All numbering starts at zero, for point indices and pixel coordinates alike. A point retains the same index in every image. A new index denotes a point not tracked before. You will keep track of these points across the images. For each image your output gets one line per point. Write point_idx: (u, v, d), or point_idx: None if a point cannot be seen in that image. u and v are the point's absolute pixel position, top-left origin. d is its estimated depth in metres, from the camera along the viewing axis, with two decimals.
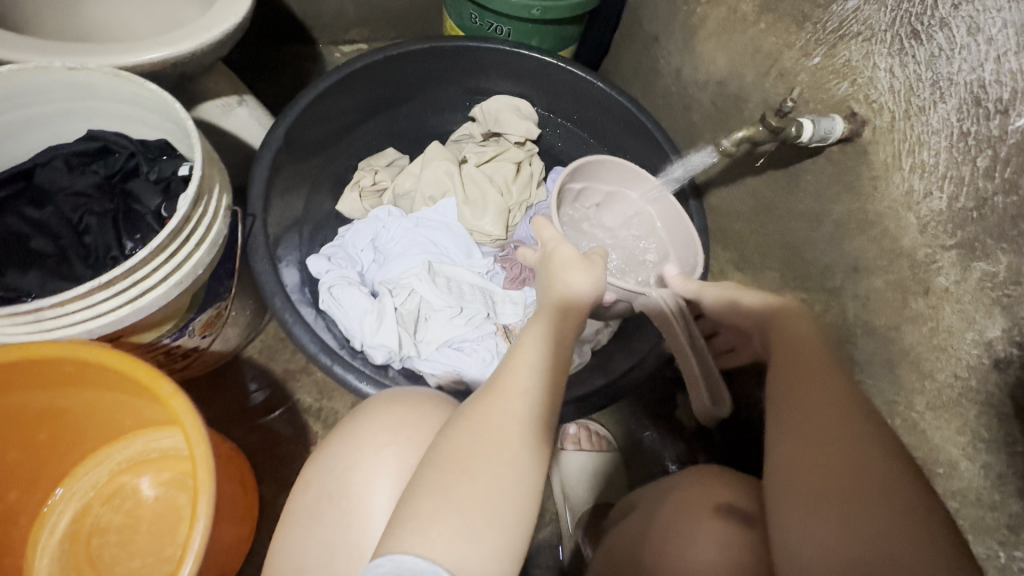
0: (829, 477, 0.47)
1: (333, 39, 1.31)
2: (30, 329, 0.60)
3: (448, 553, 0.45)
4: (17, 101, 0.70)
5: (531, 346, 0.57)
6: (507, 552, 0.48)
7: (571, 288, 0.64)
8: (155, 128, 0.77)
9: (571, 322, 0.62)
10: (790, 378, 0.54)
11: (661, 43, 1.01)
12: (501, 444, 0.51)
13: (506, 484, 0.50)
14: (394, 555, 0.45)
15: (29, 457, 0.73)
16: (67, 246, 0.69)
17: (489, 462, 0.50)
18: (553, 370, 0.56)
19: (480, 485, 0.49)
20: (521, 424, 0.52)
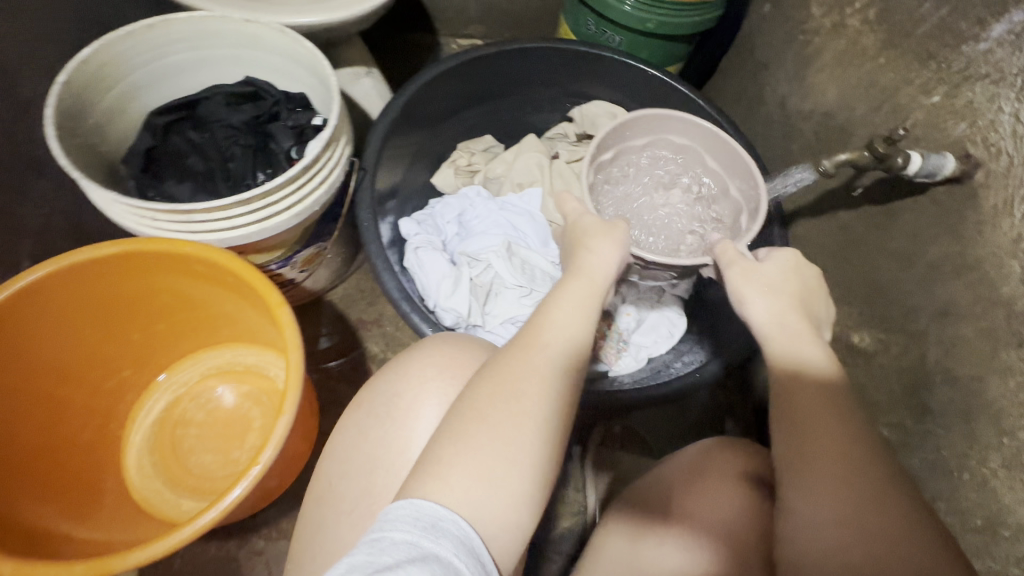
0: (832, 517, 0.48)
1: (452, 32, 1.42)
2: (181, 227, 0.70)
3: (465, 502, 0.48)
4: (203, 42, 0.82)
5: (563, 309, 0.59)
6: (522, 503, 0.51)
7: (600, 259, 0.64)
8: (299, 82, 0.88)
9: (594, 293, 0.62)
10: (786, 417, 0.53)
11: (771, 71, 1.02)
12: (522, 398, 0.53)
13: (525, 434, 0.52)
14: (414, 501, 0.48)
15: (146, 341, 0.85)
16: (213, 167, 0.80)
17: (508, 413, 0.52)
18: (579, 336, 0.59)
19: (502, 435, 0.52)
20: (545, 379, 0.55)
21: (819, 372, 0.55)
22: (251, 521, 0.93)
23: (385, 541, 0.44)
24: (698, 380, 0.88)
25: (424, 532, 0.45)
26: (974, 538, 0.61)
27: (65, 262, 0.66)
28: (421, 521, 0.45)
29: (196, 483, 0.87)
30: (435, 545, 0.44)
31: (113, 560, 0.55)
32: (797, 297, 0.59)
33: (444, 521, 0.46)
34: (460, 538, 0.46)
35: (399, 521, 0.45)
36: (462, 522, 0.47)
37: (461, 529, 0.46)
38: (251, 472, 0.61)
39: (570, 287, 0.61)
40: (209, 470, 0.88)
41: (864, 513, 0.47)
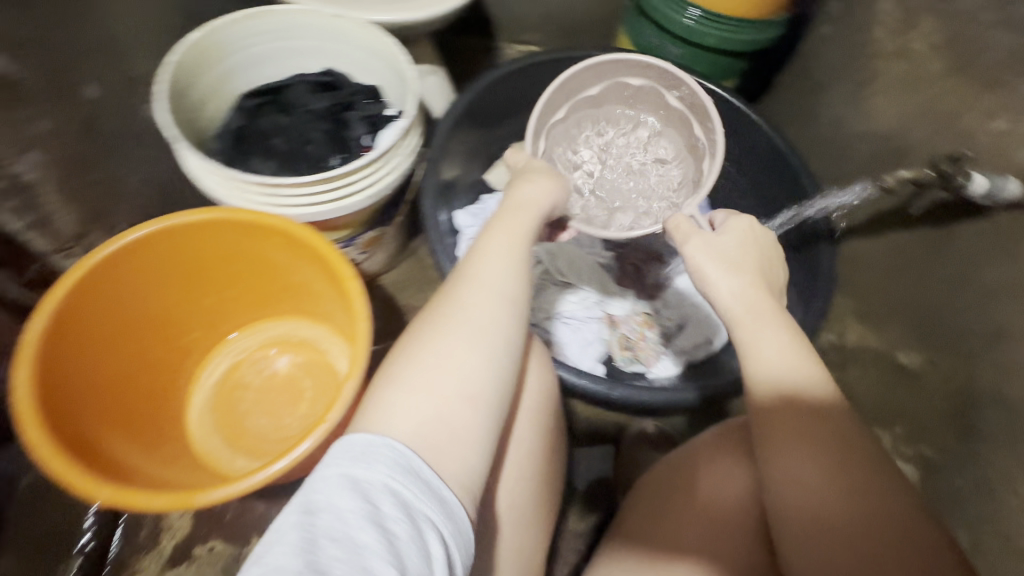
0: (804, 495, 0.52)
1: (511, 39, 1.47)
2: (265, 200, 0.76)
3: (405, 425, 0.49)
4: (292, 34, 0.88)
5: (487, 242, 0.60)
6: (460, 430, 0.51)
7: (522, 193, 0.65)
8: (375, 75, 0.92)
9: (524, 224, 0.62)
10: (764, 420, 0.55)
11: (825, 91, 1.04)
12: (454, 325, 0.55)
13: (469, 360, 0.53)
14: (348, 437, 0.48)
15: (214, 306, 0.88)
16: (293, 150, 0.86)
17: (450, 341, 0.54)
18: (509, 261, 0.59)
19: (447, 364, 0.53)
20: (484, 303, 0.56)
21: (786, 344, 0.56)
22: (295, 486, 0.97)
23: (319, 477, 0.44)
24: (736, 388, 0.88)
25: (355, 461, 0.45)
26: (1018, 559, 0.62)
27: (170, 222, 0.73)
28: (351, 452, 0.46)
29: (251, 445, 0.89)
30: (365, 471, 0.44)
31: (197, 494, 0.59)
32: (755, 265, 0.61)
33: (377, 447, 0.46)
34: (394, 460, 0.46)
35: (332, 460, 0.45)
36: (390, 446, 0.47)
37: (396, 450, 0.47)
38: (320, 428, 0.65)
39: (494, 225, 0.62)
40: (264, 434, 0.90)
41: (831, 479, 0.51)
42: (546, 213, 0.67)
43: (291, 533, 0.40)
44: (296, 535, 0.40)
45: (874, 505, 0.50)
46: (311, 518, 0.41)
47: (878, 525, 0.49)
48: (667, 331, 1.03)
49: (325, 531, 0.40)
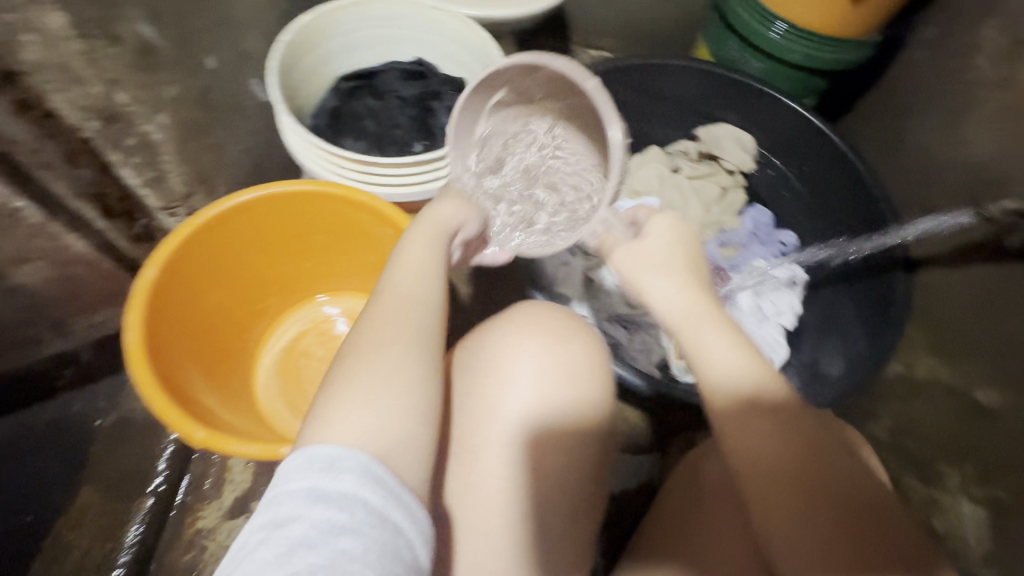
0: (748, 451, 0.51)
1: (584, 42, 1.48)
2: (357, 176, 0.80)
3: (352, 430, 0.47)
4: (392, 23, 0.93)
5: (402, 261, 0.60)
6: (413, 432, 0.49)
7: (434, 211, 0.65)
8: (464, 68, 0.95)
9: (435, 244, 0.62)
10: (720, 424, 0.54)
11: (913, 117, 1.02)
12: (385, 336, 0.53)
13: (408, 375, 0.51)
14: (305, 447, 0.46)
15: (289, 272, 0.91)
16: (382, 132, 0.90)
17: (368, 346, 0.52)
18: (430, 271, 0.59)
19: (365, 365, 0.51)
20: (404, 308, 0.55)
21: (732, 361, 0.55)
22: None
23: (282, 494, 0.43)
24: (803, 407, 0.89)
25: (320, 473, 0.43)
26: None
27: (268, 191, 0.77)
28: (316, 465, 0.44)
29: None
30: (335, 483, 0.43)
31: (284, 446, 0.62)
32: (691, 266, 0.61)
33: (341, 459, 0.44)
34: (360, 467, 0.44)
35: (292, 474, 0.44)
36: (359, 453, 0.45)
37: (361, 460, 0.44)
38: None
39: (407, 247, 0.61)
40: None
41: (772, 434, 0.51)
42: (463, 235, 0.67)
43: (262, 546, 0.41)
44: (265, 550, 0.41)
45: (821, 460, 0.50)
46: (277, 533, 0.41)
47: (836, 497, 0.49)
48: None
49: (300, 541, 0.41)
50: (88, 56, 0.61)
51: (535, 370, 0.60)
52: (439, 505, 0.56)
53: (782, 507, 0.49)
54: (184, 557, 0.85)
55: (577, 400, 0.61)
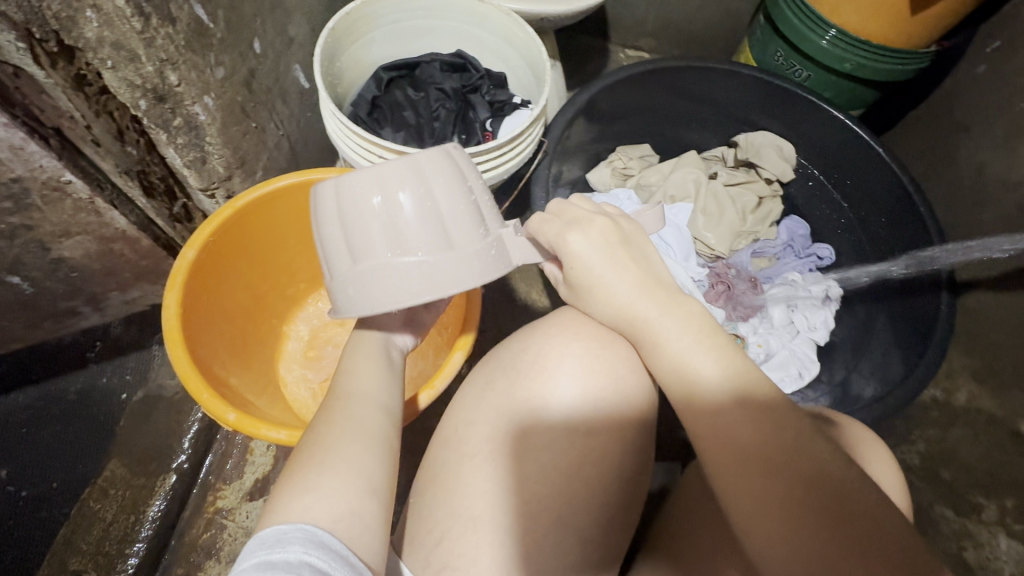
0: (723, 437, 0.51)
1: (623, 41, 1.46)
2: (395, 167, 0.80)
3: (313, 505, 0.46)
4: (436, 13, 0.92)
5: (348, 356, 0.60)
6: (376, 490, 0.49)
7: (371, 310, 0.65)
8: (504, 63, 0.95)
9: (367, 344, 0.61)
10: (693, 426, 0.53)
11: (971, 134, 0.97)
12: (334, 424, 0.52)
13: (364, 456, 0.51)
14: (259, 532, 0.45)
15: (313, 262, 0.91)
16: (422, 123, 0.90)
17: (316, 438, 0.51)
18: (385, 367, 0.59)
19: (316, 450, 0.50)
20: (345, 400, 0.55)
21: (688, 385, 0.54)
22: None
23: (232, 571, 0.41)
24: None
25: (269, 547, 0.42)
26: None
27: (306, 178, 0.77)
28: (264, 542, 0.43)
29: None
30: (284, 552, 0.42)
31: None
32: (608, 244, 0.61)
33: (289, 533, 0.43)
34: (307, 538, 0.43)
35: (242, 553, 0.42)
36: (306, 526, 0.44)
37: (308, 532, 0.44)
38: (430, 391, 0.71)
39: (352, 346, 0.62)
40: None
41: (741, 427, 0.51)
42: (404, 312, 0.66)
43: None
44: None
45: (793, 440, 0.49)
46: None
47: (814, 483, 0.47)
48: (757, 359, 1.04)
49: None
50: (144, 35, 0.57)
51: (581, 371, 0.59)
52: (473, 507, 0.56)
53: (766, 509, 0.47)
54: (203, 535, 0.86)
55: (623, 409, 0.59)
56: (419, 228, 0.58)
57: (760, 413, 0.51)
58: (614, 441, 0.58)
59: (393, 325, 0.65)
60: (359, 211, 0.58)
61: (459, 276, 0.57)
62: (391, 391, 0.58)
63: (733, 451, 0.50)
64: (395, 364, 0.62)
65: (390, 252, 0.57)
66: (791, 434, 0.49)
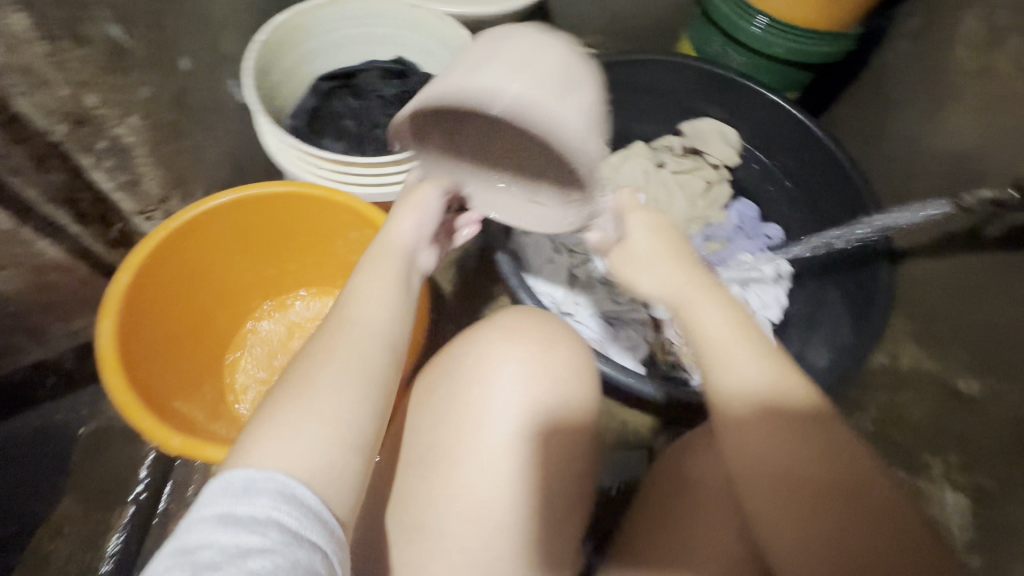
0: (771, 458, 0.46)
1: None
2: (336, 177, 0.79)
3: (279, 453, 0.43)
4: (371, 21, 0.92)
5: (359, 276, 0.56)
6: (354, 444, 0.46)
7: (394, 224, 0.60)
8: (445, 66, 0.95)
9: (384, 259, 0.58)
10: (737, 432, 0.49)
11: (899, 108, 1.00)
12: (333, 355, 0.49)
13: (351, 397, 0.47)
14: (223, 473, 0.43)
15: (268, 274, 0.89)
16: (363, 131, 0.89)
17: (306, 370, 0.48)
18: (397, 290, 0.56)
19: (303, 384, 0.47)
20: (345, 330, 0.51)
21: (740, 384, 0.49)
22: None
23: (194, 522, 0.40)
24: None
25: (236, 497, 0.40)
26: None
27: (244, 193, 0.76)
28: (230, 489, 0.41)
29: None
30: (250, 505, 0.40)
31: None
32: (669, 234, 0.60)
33: (256, 481, 0.41)
34: (279, 488, 0.41)
35: (206, 500, 0.40)
36: (281, 475, 0.42)
37: (278, 482, 0.42)
38: None
39: (361, 262, 0.58)
40: None
41: (764, 423, 0.48)
42: (431, 234, 0.63)
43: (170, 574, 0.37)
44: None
45: (813, 438, 0.46)
46: (190, 559, 0.38)
47: (864, 513, 0.43)
48: None
49: (211, 566, 0.37)
50: (53, 58, 0.58)
51: (523, 375, 0.60)
52: (421, 515, 0.55)
53: (806, 536, 0.44)
54: None
55: (564, 408, 0.60)
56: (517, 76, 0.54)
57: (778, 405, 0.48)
58: (562, 438, 0.59)
59: (419, 244, 0.61)
60: (496, 62, 0.55)
61: (563, 133, 0.53)
62: (397, 325, 0.54)
63: (786, 479, 0.45)
64: (411, 286, 0.58)
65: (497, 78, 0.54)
66: (813, 433, 0.47)
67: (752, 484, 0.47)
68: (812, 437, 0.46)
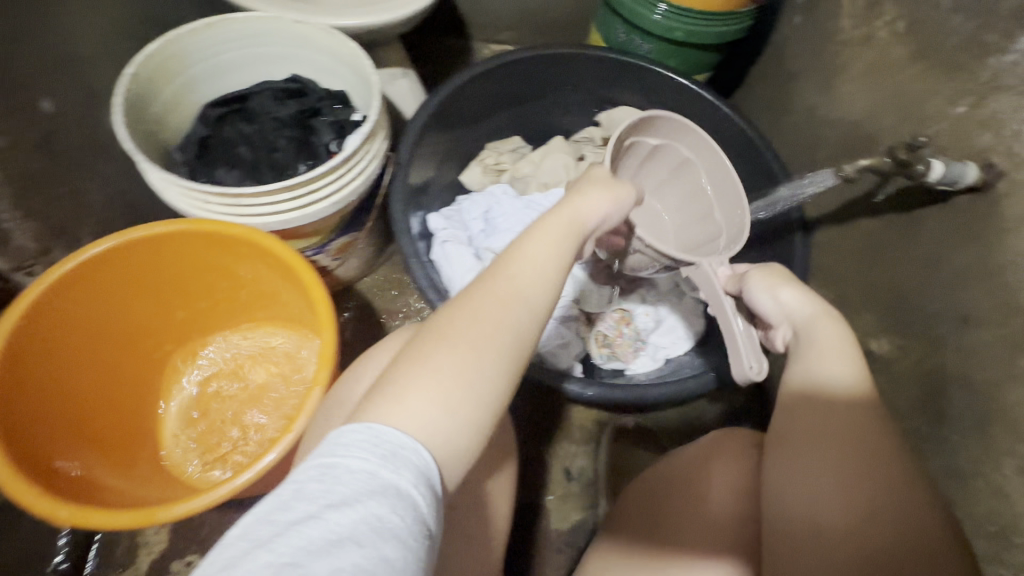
0: (841, 475, 0.53)
1: (486, 37, 1.45)
2: (229, 211, 0.75)
3: (412, 417, 0.46)
4: (256, 40, 0.88)
5: (532, 245, 0.56)
6: (473, 429, 0.49)
7: (586, 199, 0.60)
8: (341, 79, 0.92)
9: (572, 241, 0.58)
10: (815, 443, 0.55)
11: (799, 81, 1.02)
12: (477, 324, 0.51)
13: (487, 370, 0.50)
14: (369, 423, 0.46)
15: (185, 316, 0.87)
16: (259, 156, 0.86)
17: (468, 332, 0.50)
18: (552, 262, 0.56)
19: (460, 349, 0.49)
20: (513, 307, 0.52)
21: (852, 406, 0.54)
22: None
23: (338, 468, 0.42)
24: (705, 384, 0.88)
25: (383, 460, 0.43)
26: (987, 545, 0.62)
27: (126, 238, 0.72)
28: (378, 448, 0.44)
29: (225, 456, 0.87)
30: (393, 476, 0.43)
31: (160, 510, 0.61)
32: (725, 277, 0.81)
33: (404, 449, 0.45)
34: (420, 467, 0.44)
35: (356, 448, 0.43)
36: (425, 451, 0.46)
37: (421, 459, 0.45)
38: (286, 440, 0.66)
39: (541, 225, 0.58)
40: (236, 446, 0.87)
41: (830, 445, 0.54)
42: (606, 229, 0.64)
43: (311, 522, 0.38)
44: (315, 528, 0.38)
45: (883, 481, 0.52)
46: (335, 513, 0.39)
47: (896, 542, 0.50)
48: (644, 326, 1.04)
49: (352, 532, 0.38)
50: None
51: None
52: None
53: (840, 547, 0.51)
54: None
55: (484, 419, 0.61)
56: (709, 159, 0.88)
57: (862, 440, 0.53)
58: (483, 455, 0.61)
59: (594, 232, 0.62)
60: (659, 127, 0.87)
61: (715, 163, 0.88)
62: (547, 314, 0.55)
63: (842, 493, 0.52)
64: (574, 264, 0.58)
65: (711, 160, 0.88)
66: (886, 482, 0.51)
67: (797, 488, 0.55)
68: (884, 479, 0.51)
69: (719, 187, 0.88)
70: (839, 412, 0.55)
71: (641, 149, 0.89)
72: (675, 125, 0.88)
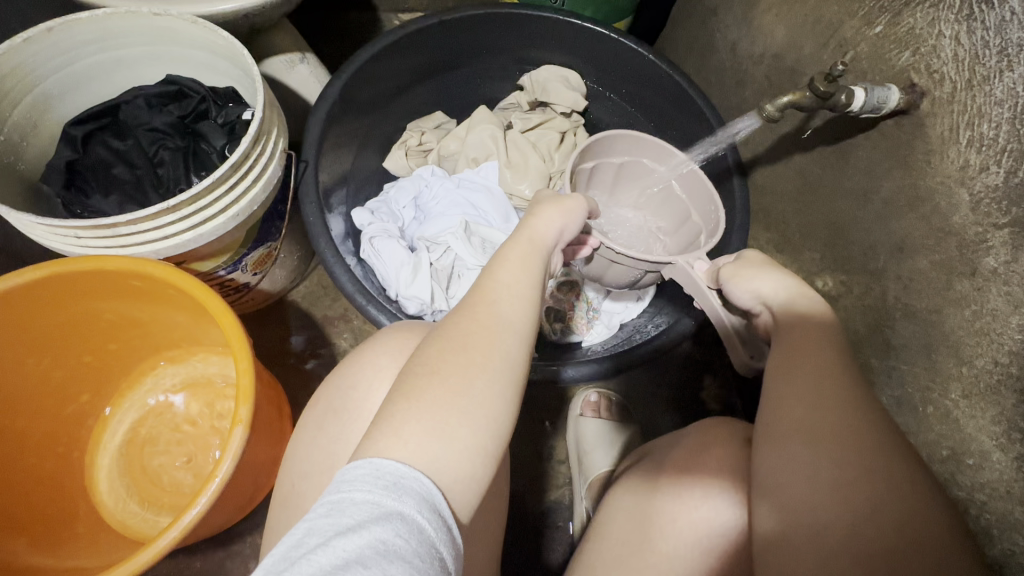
0: (837, 431, 0.48)
1: (393, 7, 1.35)
2: (110, 243, 0.66)
3: (409, 443, 0.42)
4: (113, 42, 0.77)
5: (503, 262, 0.54)
6: (478, 448, 0.44)
7: (542, 219, 0.60)
8: (225, 76, 0.83)
9: (538, 256, 0.56)
10: (806, 397, 0.50)
11: (719, 16, 0.97)
12: (466, 346, 0.47)
13: (478, 390, 0.46)
14: (368, 458, 0.41)
15: (98, 363, 0.81)
16: (143, 175, 0.77)
17: (461, 362, 0.46)
18: (527, 273, 0.54)
19: (451, 383, 0.45)
20: (499, 332, 0.49)
21: (834, 360, 0.51)
22: (234, 531, 0.92)
23: (344, 503, 0.37)
24: (663, 343, 0.86)
25: (386, 491, 0.38)
26: (942, 468, 0.62)
27: None
28: (381, 479, 0.39)
29: (168, 498, 0.83)
30: (397, 503, 0.38)
31: None
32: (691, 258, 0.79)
33: (406, 479, 0.40)
34: (423, 494, 0.39)
35: (358, 481, 0.38)
36: (426, 478, 0.41)
37: (424, 485, 0.40)
38: (210, 488, 0.59)
39: (510, 248, 0.56)
40: (182, 486, 0.84)
41: (821, 400, 0.49)
42: (566, 241, 0.63)
43: (320, 551, 0.34)
44: (323, 556, 0.33)
45: (887, 453, 0.47)
46: (342, 540, 0.34)
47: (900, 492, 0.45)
48: (598, 294, 1.01)
49: (357, 558, 0.33)
50: None
51: None
52: None
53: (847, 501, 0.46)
54: None
55: None
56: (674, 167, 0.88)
57: (854, 437, 0.47)
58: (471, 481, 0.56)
59: (555, 245, 0.61)
60: (619, 143, 0.87)
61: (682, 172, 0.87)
62: (534, 332, 0.51)
63: (843, 447, 0.47)
64: (547, 280, 0.57)
65: (677, 165, 0.87)
66: (886, 478, 0.46)
67: (801, 474, 0.48)
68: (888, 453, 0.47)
69: (690, 189, 0.86)
70: (828, 404, 0.49)
71: (603, 170, 0.90)
72: (635, 142, 0.87)
